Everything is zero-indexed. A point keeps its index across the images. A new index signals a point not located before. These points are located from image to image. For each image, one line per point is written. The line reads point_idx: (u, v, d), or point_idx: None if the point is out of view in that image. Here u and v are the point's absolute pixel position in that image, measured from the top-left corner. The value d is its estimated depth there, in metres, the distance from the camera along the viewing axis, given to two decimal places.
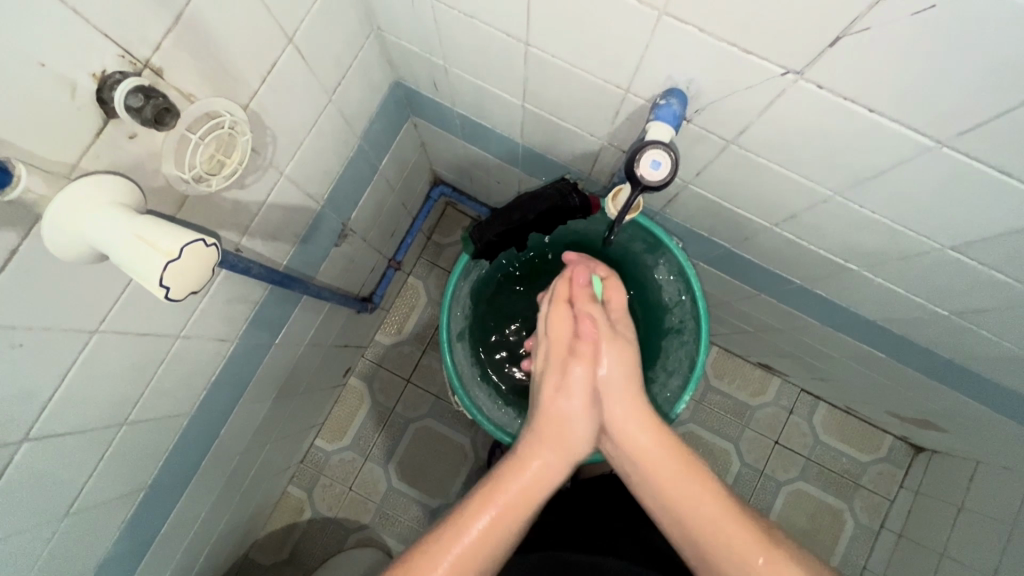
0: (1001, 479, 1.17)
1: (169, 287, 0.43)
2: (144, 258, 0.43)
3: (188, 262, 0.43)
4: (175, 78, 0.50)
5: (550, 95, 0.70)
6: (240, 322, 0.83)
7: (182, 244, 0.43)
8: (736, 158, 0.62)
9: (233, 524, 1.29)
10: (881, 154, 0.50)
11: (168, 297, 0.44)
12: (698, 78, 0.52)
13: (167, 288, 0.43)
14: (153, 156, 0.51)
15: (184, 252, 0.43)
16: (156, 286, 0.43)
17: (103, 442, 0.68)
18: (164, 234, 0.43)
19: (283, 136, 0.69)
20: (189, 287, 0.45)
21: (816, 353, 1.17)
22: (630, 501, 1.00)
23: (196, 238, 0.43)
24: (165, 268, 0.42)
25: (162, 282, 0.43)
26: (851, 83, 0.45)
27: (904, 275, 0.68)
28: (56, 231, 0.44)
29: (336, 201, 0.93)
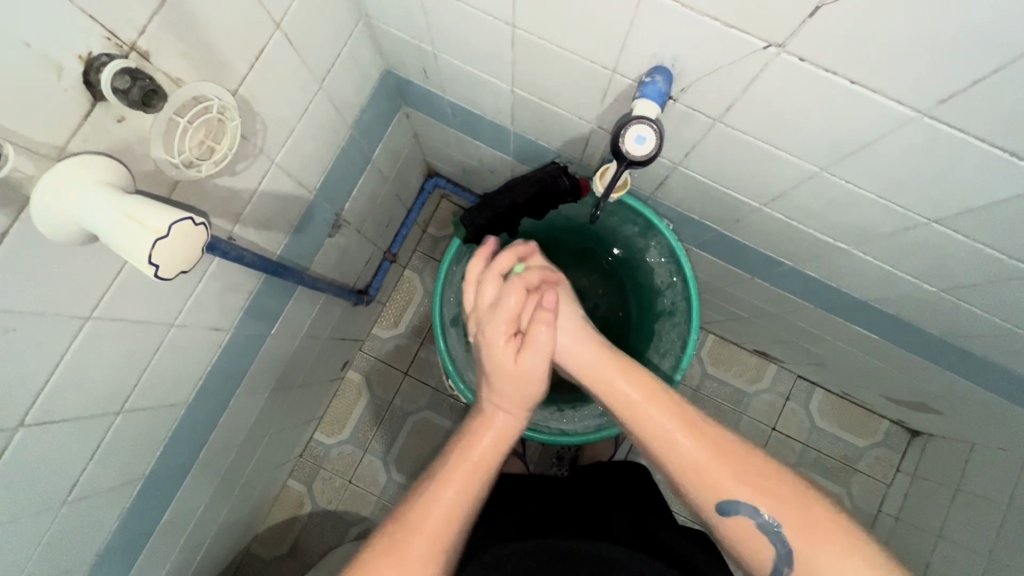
0: (995, 459, 1.18)
1: (158, 265, 0.43)
2: (133, 236, 0.43)
3: (177, 240, 0.43)
4: (161, 62, 0.50)
5: (538, 79, 0.70)
6: (235, 312, 0.83)
7: (172, 222, 0.43)
8: (723, 138, 0.62)
9: (233, 518, 1.30)
10: (865, 127, 0.51)
11: (158, 276, 0.44)
12: (683, 55, 0.53)
13: (156, 267, 0.43)
14: (141, 140, 0.51)
15: (172, 230, 0.43)
16: (145, 264, 0.43)
17: (100, 431, 0.68)
18: (153, 213, 0.43)
19: (273, 123, 0.70)
20: (178, 266, 0.45)
21: (810, 338, 1.18)
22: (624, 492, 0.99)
23: (185, 217, 0.44)
24: (154, 246, 0.42)
25: (151, 260, 0.43)
26: (832, 55, 0.45)
27: (893, 252, 0.68)
28: (42, 211, 0.44)
29: (329, 191, 0.93)
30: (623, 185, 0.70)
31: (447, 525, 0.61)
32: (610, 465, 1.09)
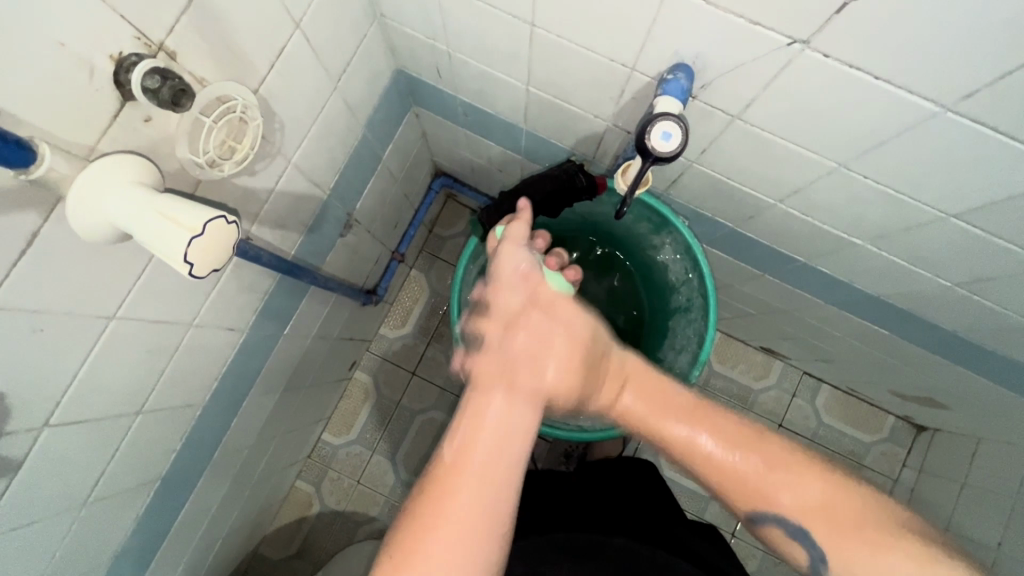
0: (1003, 453, 1.18)
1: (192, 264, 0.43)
2: (167, 235, 0.43)
3: (210, 239, 0.43)
4: (188, 62, 0.50)
5: (555, 77, 0.71)
6: (250, 312, 0.83)
7: (205, 221, 0.43)
8: (741, 134, 0.63)
9: (243, 519, 1.30)
10: (888, 122, 0.51)
11: (192, 274, 0.44)
12: (704, 52, 0.53)
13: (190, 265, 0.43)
14: (166, 139, 0.51)
15: (205, 229, 0.43)
16: (180, 262, 0.43)
17: (120, 432, 0.68)
18: (187, 212, 0.43)
19: (290, 123, 0.70)
20: (211, 264, 0.44)
21: (819, 334, 1.19)
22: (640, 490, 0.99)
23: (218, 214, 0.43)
24: (188, 244, 0.42)
25: (186, 259, 0.43)
26: (857, 51, 0.45)
27: (908, 246, 0.69)
28: (82, 200, 0.44)
29: (341, 191, 0.93)
30: (644, 182, 0.71)
31: (494, 470, 0.53)
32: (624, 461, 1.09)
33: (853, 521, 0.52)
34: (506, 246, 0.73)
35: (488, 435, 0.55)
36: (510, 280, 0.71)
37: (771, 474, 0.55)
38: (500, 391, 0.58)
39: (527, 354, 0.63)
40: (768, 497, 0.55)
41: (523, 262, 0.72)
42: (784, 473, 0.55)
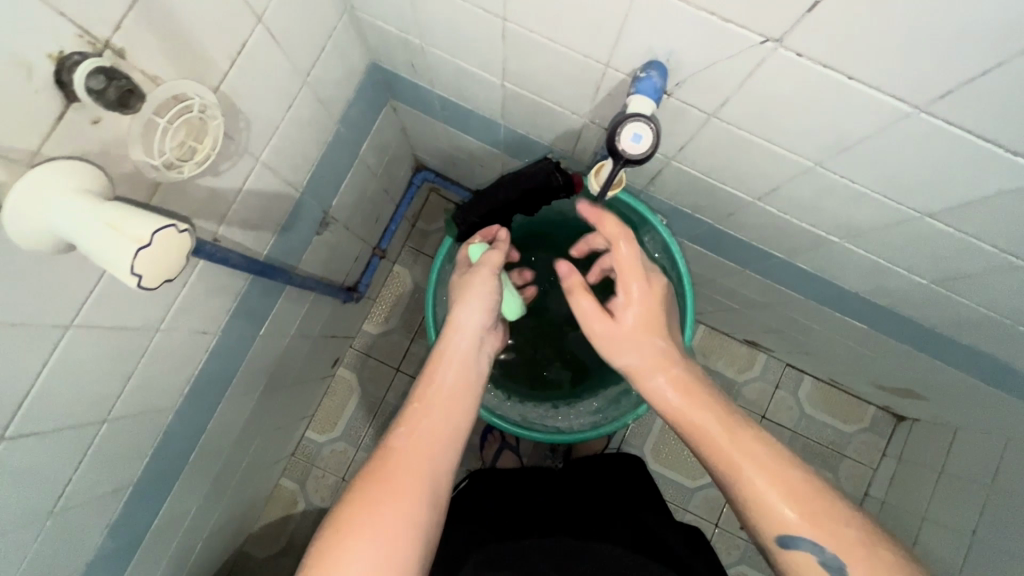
0: (978, 443, 1.21)
1: (140, 275, 0.41)
2: (114, 246, 0.41)
3: (159, 249, 0.41)
4: (140, 60, 0.48)
5: (529, 72, 0.69)
6: (222, 314, 0.81)
7: (154, 230, 0.41)
8: (717, 132, 0.62)
9: (226, 519, 1.28)
10: (862, 123, 0.50)
11: (141, 286, 0.42)
12: (678, 50, 0.52)
13: (138, 276, 0.41)
14: (119, 141, 0.49)
15: (154, 239, 0.41)
16: (126, 274, 0.41)
17: (85, 440, 0.67)
18: (135, 221, 0.41)
19: (256, 121, 0.67)
20: (164, 273, 0.43)
21: (800, 328, 1.19)
22: (626, 495, 0.98)
23: (168, 223, 0.42)
24: (135, 255, 0.40)
25: (133, 270, 0.41)
26: (830, 51, 0.44)
27: (885, 245, 0.68)
28: (22, 208, 0.42)
29: (316, 189, 0.91)
30: (618, 182, 0.70)
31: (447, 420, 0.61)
32: (608, 460, 1.08)
33: (852, 543, 0.55)
34: (478, 276, 0.73)
35: (427, 438, 0.59)
36: (468, 301, 0.71)
37: (776, 486, 0.57)
38: (444, 396, 0.63)
39: (467, 373, 0.66)
40: (786, 524, 0.56)
41: (487, 300, 0.71)
42: (791, 477, 0.58)
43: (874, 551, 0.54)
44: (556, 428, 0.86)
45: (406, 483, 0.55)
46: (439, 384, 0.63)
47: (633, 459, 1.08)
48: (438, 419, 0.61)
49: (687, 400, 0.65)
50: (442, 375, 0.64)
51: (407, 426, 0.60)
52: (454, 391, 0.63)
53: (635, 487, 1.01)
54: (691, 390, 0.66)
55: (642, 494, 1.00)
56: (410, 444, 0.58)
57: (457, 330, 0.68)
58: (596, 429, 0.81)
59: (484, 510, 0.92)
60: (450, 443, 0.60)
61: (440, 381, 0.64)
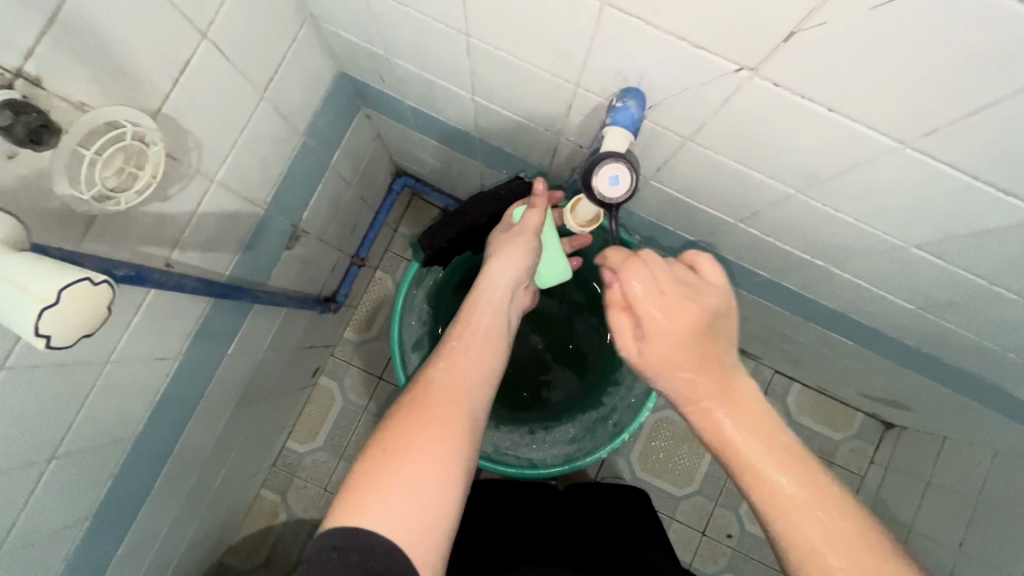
0: (965, 454, 1.19)
1: (47, 336, 0.38)
2: (18, 306, 0.38)
3: (68, 307, 0.38)
4: (59, 86, 0.45)
5: (498, 88, 0.65)
6: (182, 338, 0.78)
7: (60, 288, 0.38)
8: (695, 156, 0.59)
9: (203, 536, 1.24)
10: (843, 155, 0.47)
11: (51, 347, 0.39)
12: (650, 74, 0.48)
13: (46, 338, 0.38)
14: (40, 176, 0.46)
15: (62, 297, 0.38)
16: (32, 336, 0.37)
17: (30, 479, 0.63)
18: (41, 278, 0.38)
19: (208, 141, 0.63)
20: (82, 332, 0.40)
21: (788, 339, 1.17)
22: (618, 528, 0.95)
23: (79, 277, 0.38)
24: (39, 317, 0.37)
25: (39, 332, 0.38)
26: (810, 82, 0.41)
27: (869, 270, 0.66)
28: None
29: (284, 204, 0.87)
30: (596, 220, 0.68)
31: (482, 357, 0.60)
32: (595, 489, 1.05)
33: None
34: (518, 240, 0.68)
35: (464, 374, 0.58)
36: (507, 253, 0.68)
37: (820, 530, 0.51)
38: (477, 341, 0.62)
39: (500, 322, 0.65)
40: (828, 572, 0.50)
41: (526, 259, 0.68)
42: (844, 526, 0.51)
43: None
44: (529, 460, 0.83)
45: (446, 411, 0.54)
46: (475, 326, 0.63)
47: (640, 493, 1.05)
48: (476, 357, 0.60)
49: (733, 417, 0.57)
50: (477, 318, 0.64)
51: (445, 361, 0.59)
52: (488, 334, 0.63)
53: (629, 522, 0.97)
54: (760, 425, 0.56)
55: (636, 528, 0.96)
56: (448, 376, 0.57)
57: (494, 279, 0.66)
58: (568, 466, 0.80)
59: (474, 535, 0.89)
60: (487, 378, 0.59)
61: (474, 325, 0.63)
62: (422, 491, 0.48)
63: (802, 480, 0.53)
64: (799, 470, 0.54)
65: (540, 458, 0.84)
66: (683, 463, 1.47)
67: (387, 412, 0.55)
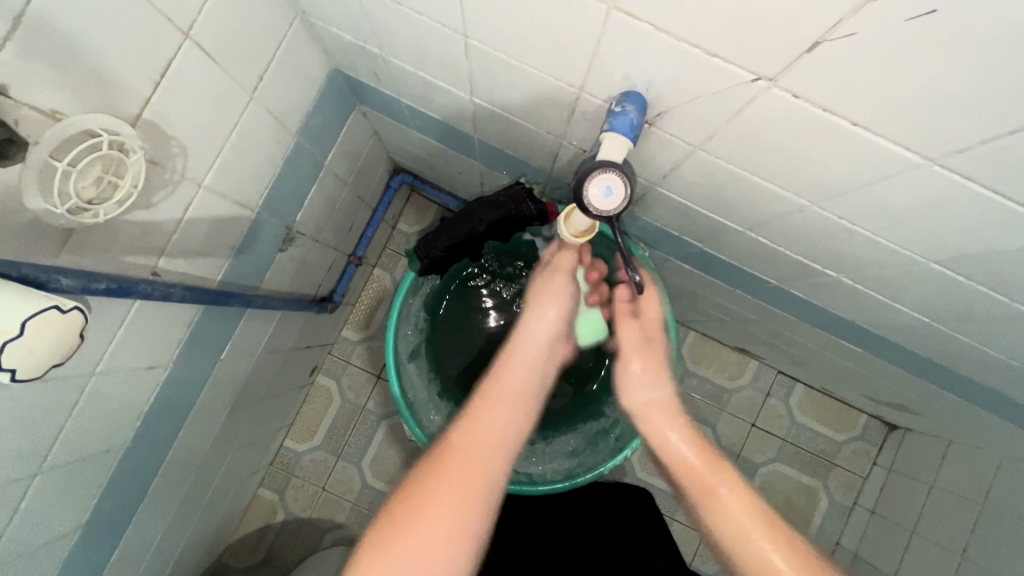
0: (971, 459, 1.17)
1: (12, 368, 0.40)
2: None
3: (34, 337, 0.40)
4: (29, 95, 0.42)
5: (498, 90, 0.62)
6: (172, 345, 0.75)
7: (21, 320, 0.40)
8: (703, 164, 0.56)
9: (199, 538, 1.23)
10: (865, 170, 0.44)
11: (18, 377, 0.41)
12: (658, 80, 0.46)
13: (11, 370, 0.40)
14: (10, 191, 0.43)
15: (26, 327, 0.40)
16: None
17: (14, 496, 0.61)
18: (1, 311, 0.39)
19: (194, 145, 0.61)
20: (43, 364, 0.42)
21: (793, 342, 1.14)
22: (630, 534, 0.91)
23: (43, 306, 0.40)
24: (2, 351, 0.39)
25: (4, 364, 0.40)
26: (829, 95, 0.39)
27: (884, 279, 0.62)
28: None
29: (277, 206, 0.84)
30: (590, 230, 0.64)
31: (506, 421, 0.66)
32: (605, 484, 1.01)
33: None
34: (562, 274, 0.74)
35: (490, 440, 0.64)
36: (539, 305, 0.74)
37: None
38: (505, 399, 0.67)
39: (530, 384, 0.71)
40: None
41: (563, 299, 0.74)
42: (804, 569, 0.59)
43: None
44: (529, 476, 0.81)
45: (463, 475, 0.60)
46: (505, 386, 0.69)
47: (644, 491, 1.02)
48: (500, 422, 0.65)
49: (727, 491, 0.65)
50: (507, 379, 0.69)
51: (470, 424, 0.64)
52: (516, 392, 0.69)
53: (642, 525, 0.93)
54: (710, 454, 0.69)
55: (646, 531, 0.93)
56: (467, 440, 0.63)
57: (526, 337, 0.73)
58: (568, 481, 0.79)
59: None
60: (508, 444, 0.65)
61: (506, 385, 0.69)
62: (433, 549, 0.55)
63: (767, 530, 0.61)
64: (765, 520, 0.62)
65: (539, 473, 0.82)
66: None
67: (415, 465, 0.62)
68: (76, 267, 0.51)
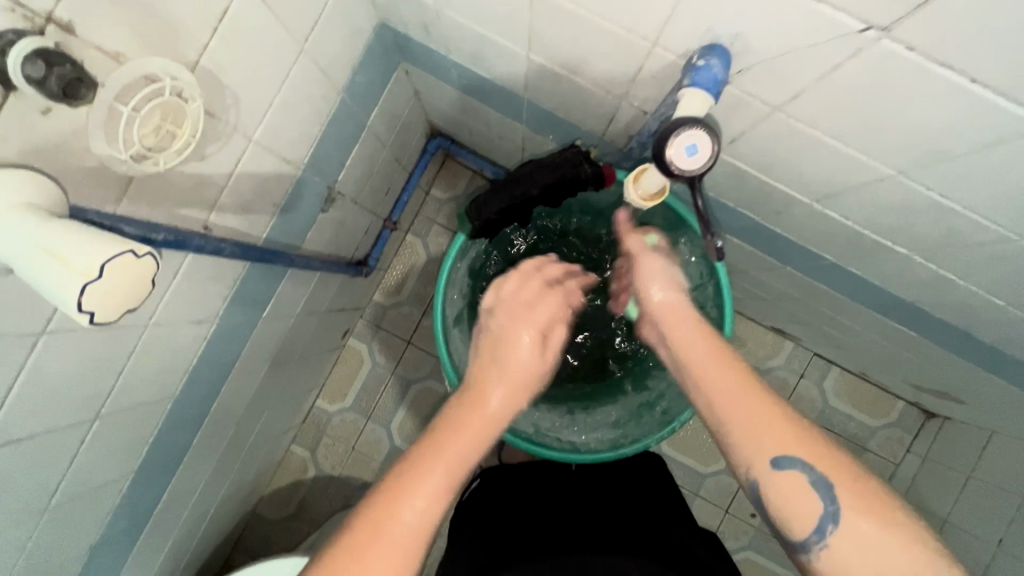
0: (1015, 451, 1.10)
1: (91, 312, 0.37)
2: (60, 279, 0.37)
3: (111, 281, 0.37)
4: (93, 34, 0.42)
5: (560, 45, 0.59)
6: (220, 301, 0.76)
7: (101, 261, 0.37)
8: (780, 127, 0.53)
9: (235, 490, 1.27)
10: (971, 130, 0.43)
11: (95, 322, 0.38)
12: (749, 32, 0.44)
13: (89, 313, 0.37)
14: (77, 134, 0.43)
15: (105, 270, 0.37)
16: (75, 312, 0.37)
17: (75, 439, 0.64)
18: (81, 250, 0.37)
19: (246, 96, 0.59)
20: (119, 307, 0.39)
21: (837, 323, 1.10)
22: (659, 512, 0.87)
23: (124, 250, 0.37)
24: (82, 292, 0.36)
25: (82, 307, 0.37)
26: (946, 46, 0.37)
27: (965, 249, 0.58)
28: None
29: (321, 165, 0.82)
30: (660, 193, 0.63)
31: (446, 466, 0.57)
32: (633, 463, 0.98)
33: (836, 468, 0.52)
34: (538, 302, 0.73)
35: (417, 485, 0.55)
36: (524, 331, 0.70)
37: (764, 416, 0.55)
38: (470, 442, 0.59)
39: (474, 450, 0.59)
40: (776, 441, 0.54)
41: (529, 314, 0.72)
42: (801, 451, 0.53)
43: (867, 490, 0.51)
44: (573, 445, 0.81)
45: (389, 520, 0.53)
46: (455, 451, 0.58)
47: (657, 462, 0.99)
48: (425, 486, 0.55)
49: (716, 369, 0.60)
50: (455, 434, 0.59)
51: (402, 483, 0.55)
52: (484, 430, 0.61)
53: (670, 507, 0.89)
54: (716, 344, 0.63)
55: (674, 510, 0.89)
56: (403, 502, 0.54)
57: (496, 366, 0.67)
58: (614, 451, 0.78)
59: (497, 518, 0.85)
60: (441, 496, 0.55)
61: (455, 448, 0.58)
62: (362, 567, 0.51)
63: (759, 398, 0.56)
64: (764, 393, 0.57)
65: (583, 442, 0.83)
66: (711, 441, 1.44)
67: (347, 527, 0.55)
68: (134, 217, 0.51)
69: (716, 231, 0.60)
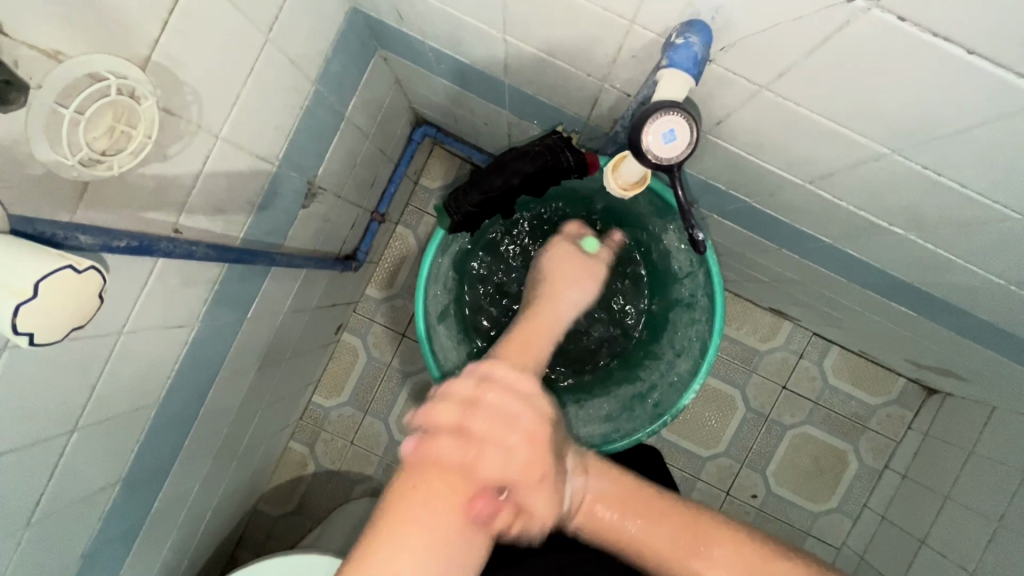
0: (1018, 426, 1.08)
1: (29, 333, 0.40)
2: None
3: (47, 299, 0.40)
4: (25, 33, 0.39)
5: (536, 25, 0.56)
6: (199, 305, 0.74)
7: (35, 281, 0.39)
8: (768, 107, 0.51)
9: (234, 489, 1.26)
10: (967, 105, 0.40)
11: (36, 341, 0.41)
12: (729, 6, 0.41)
13: (28, 335, 0.40)
14: (19, 139, 0.41)
15: (39, 289, 0.39)
16: (15, 332, 0.40)
17: (53, 453, 0.62)
18: (14, 270, 0.39)
19: (210, 92, 0.57)
20: (61, 326, 0.42)
21: (836, 304, 1.08)
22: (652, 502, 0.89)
23: (63, 266, 0.40)
24: (17, 312, 0.39)
25: (20, 328, 0.40)
26: (938, 13, 0.34)
27: (964, 227, 0.55)
28: None
29: (298, 160, 0.79)
30: (642, 181, 0.61)
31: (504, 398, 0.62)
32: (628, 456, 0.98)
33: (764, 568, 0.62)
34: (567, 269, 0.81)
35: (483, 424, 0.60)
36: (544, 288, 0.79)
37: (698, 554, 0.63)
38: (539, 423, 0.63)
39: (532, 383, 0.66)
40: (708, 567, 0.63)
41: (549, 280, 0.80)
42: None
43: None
44: None
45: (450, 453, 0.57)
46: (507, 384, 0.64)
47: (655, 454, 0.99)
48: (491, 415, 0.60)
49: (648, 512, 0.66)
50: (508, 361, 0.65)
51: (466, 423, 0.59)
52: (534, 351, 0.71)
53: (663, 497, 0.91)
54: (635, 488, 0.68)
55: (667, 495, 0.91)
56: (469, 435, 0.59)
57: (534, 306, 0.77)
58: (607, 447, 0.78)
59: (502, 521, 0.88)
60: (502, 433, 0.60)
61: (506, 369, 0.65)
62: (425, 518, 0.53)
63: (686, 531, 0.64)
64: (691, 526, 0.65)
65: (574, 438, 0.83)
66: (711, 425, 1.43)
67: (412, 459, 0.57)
68: (93, 225, 0.49)
69: (696, 224, 0.59)
